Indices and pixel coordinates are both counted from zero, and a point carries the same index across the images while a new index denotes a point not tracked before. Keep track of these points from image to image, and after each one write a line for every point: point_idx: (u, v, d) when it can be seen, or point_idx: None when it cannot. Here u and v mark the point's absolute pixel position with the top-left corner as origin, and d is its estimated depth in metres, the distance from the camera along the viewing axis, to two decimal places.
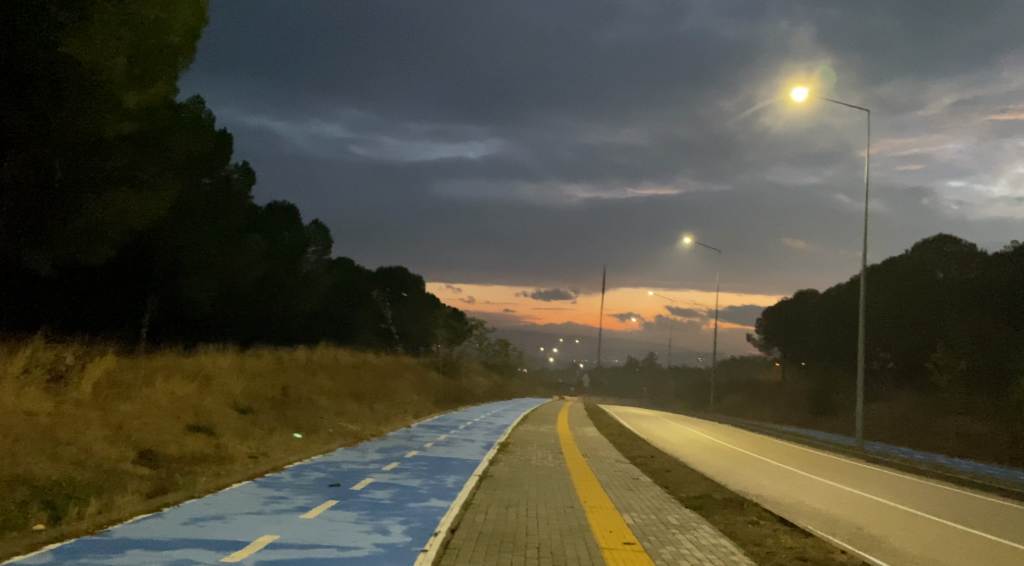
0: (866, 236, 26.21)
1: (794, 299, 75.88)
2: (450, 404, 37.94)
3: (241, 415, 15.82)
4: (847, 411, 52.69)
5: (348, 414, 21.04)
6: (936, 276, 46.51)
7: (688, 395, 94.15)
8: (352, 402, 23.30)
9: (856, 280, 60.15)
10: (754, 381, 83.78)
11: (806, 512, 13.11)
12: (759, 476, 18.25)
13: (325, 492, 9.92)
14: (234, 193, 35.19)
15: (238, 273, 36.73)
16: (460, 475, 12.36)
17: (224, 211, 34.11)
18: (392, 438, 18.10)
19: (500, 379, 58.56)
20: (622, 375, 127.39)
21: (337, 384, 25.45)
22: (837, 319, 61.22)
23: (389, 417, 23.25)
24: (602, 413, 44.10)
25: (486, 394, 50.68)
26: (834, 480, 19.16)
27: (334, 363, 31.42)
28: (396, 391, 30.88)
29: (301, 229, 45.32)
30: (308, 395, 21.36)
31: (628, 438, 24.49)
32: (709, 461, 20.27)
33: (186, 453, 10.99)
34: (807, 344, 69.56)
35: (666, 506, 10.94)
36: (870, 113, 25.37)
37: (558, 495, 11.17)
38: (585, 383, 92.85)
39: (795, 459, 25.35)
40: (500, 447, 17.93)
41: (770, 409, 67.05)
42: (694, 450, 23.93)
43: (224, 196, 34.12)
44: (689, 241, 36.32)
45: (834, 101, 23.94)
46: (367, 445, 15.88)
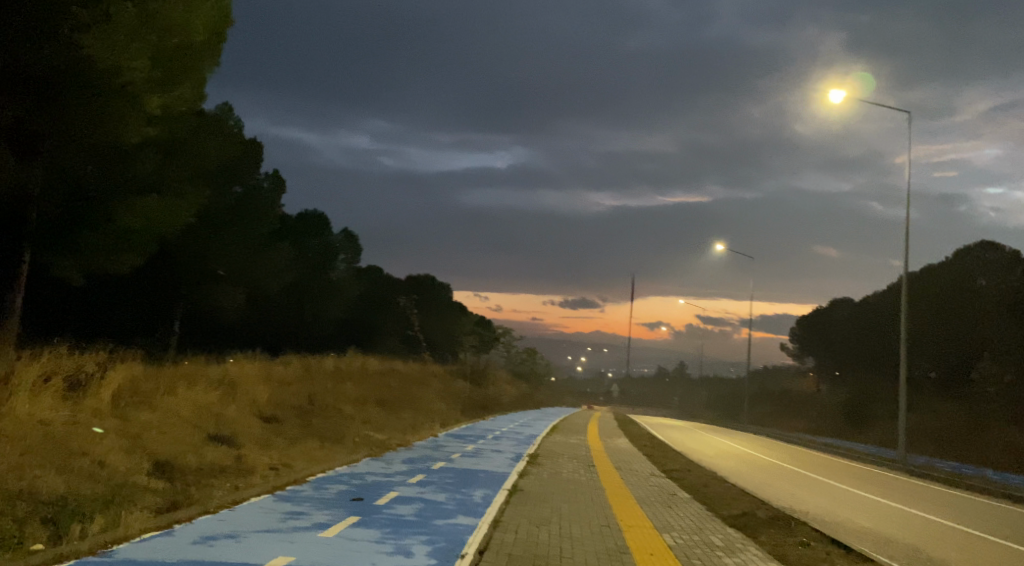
0: (907, 242, 25.41)
1: (827, 307, 74.47)
2: (478, 413, 37.46)
3: (265, 424, 15.41)
4: (884, 422, 51.41)
5: (374, 422, 20.58)
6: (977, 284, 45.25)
7: (718, 405, 92.75)
8: (379, 411, 22.86)
9: (892, 288, 58.87)
10: (786, 391, 82.31)
11: (854, 531, 12.46)
12: (799, 490, 17.52)
13: (347, 506, 9.47)
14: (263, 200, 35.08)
15: (266, 280, 36.57)
16: (488, 489, 11.84)
17: (252, 218, 33.97)
18: (419, 448, 17.61)
19: (528, 388, 57.96)
20: (651, 384, 126.10)
21: (363, 392, 25.02)
22: (873, 328, 59.94)
23: (416, 426, 22.75)
24: (633, 423, 43.39)
25: (515, 402, 50.14)
26: (877, 495, 18.41)
27: (362, 371, 31.09)
28: (424, 400, 30.46)
29: (329, 236, 45.13)
30: (334, 403, 20.96)
31: (661, 450, 23.82)
32: (746, 474, 19.56)
33: (205, 464, 10.58)
34: (841, 353, 68.20)
35: (707, 524, 10.36)
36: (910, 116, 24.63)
37: (592, 513, 10.61)
38: (614, 393, 91.81)
39: (833, 472, 24.54)
40: (529, 459, 17.37)
41: (803, 419, 65.71)
42: (729, 463, 23.20)
43: (253, 203, 34.01)
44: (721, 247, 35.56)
45: (873, 103, 23.26)
46: (393, 456, 15.39)
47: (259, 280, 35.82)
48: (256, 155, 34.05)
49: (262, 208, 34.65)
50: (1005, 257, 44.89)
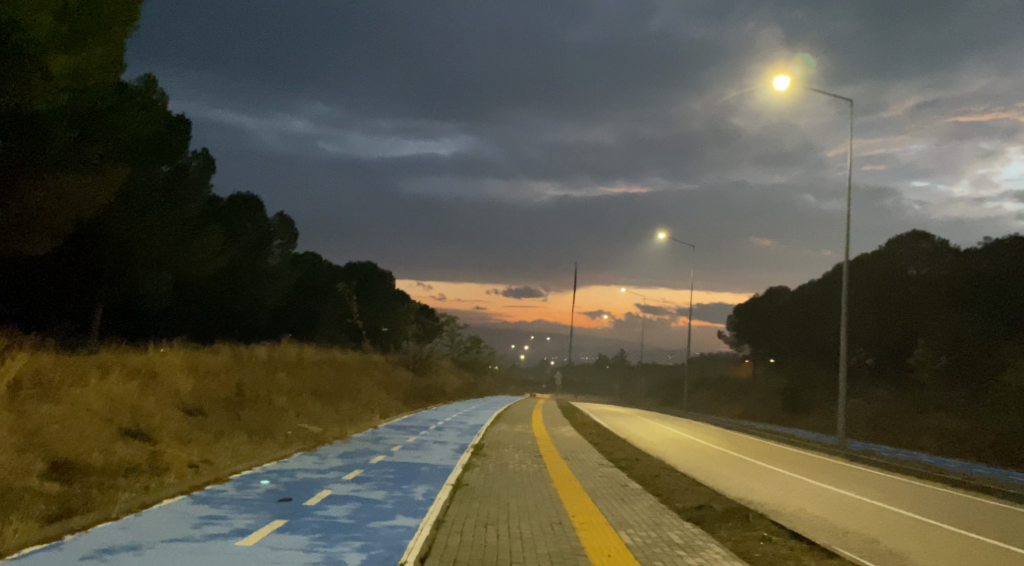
0: (848, 228, 25.33)
1: (765, 296, 75.38)
2: (419, 402, 36.53)
3: (188, 418, 14.30)
4: (821, 408, 52.11)
5: (309, 415, 19.53)
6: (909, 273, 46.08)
7: (659, 393, 93.38)
8: (315, 403, 21.78)
9: (827, 276, 59.72)
10: (725, 378, 83.17)
11: (811, 523, 11.98)
12: (749, 479, 17.11)
13: (273, 508, 8.53)
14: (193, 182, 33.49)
15: (197, 266, 34.98)
16: (430, 485, 10.98)
17: (181, 200, 32.36)
18: (357, 442, 16.63)
19: (471, 376, 57.15)
20: (592, 372, 126.54)
21: (299, 383, 23.88)
22: (809, 315, 60.77)
23: (355, 418, 21.73)
24: (576, 411, 42.98)
25: (457, 391, 49.30)
26: (826, 482, 18.13)
27: (298, 361, 29.86)
28: (362, 390, 29.40)
29: (264, 220, 43.50)
30: (267, 394, 19.85)
31: (607, 438, 23.29)
32: (694, 463, 19.09)
33: (114, 462, 9.54)
34: (778, 340, 69.11)
35: (664, 520, 9.69)
36: (851, 100, 24.59)
37: (543, 509, 9.87)
38: (556, 381, 91.65)
39: (778, 459, 24.36)
40: (474, 450, 16.56)
41: (742, 406, 66.36)
42: (675, 451, 22.77)
43: (181, 184, 32.38)
44: (663, 235, 35.44)
45: (817, 89, 23.21)
46: (328, 450, 14.41)
47: (189, 266, 34.21)
48: (183, 133, 32.42)
49: (191, 189, 33.03)
50: (936, 246, 45.79)
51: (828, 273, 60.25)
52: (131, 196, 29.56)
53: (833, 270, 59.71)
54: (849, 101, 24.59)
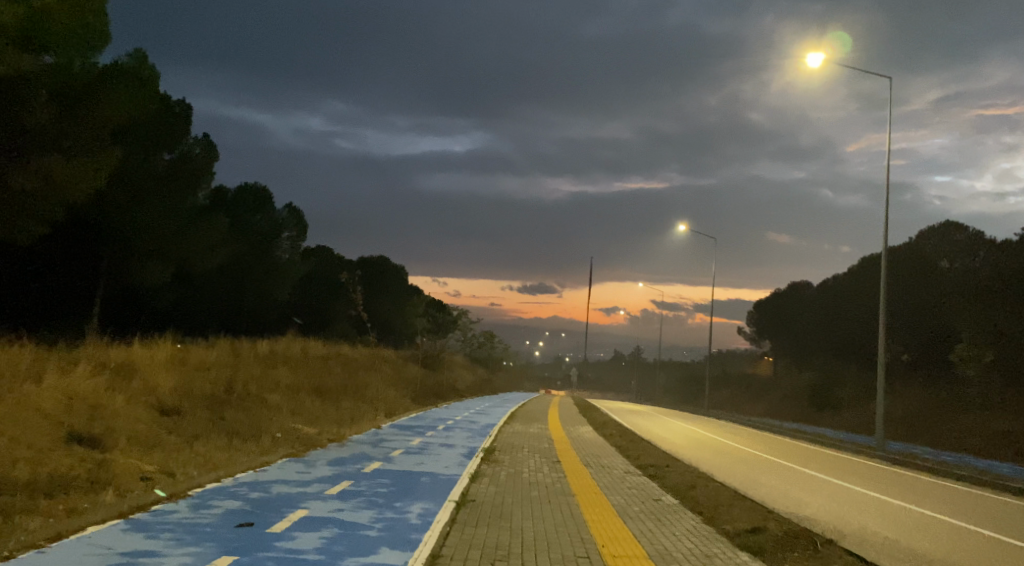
0: (886, 214, 23.47)
1: (787, 290, 73.26)
2: (430, 399, 34.88)
3: (161, 419, 12.63)
4: (850, 406, 50.05)
5: (306, 414, 17.83)
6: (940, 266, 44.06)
7: (677, 390, 91.26)
8: (314, 401, 20.10)
9: (853, 270, 57.55)
10: (745, 375, 81.06)
11: (882, 552, 10.08)
12: (793, 489, 15.24)
13: (225, 538, 6.79)
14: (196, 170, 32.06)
15: (199, 258, 33.48)
16: (429, 502, 9.22)
17: (178, 188, 30.80)
18: (354, 445, 14.85)
19: (485, 373, 55.43)
20: (608, 369, 124.66)
21: (298, 379, 22.17)
22: (833, 311, 58.62)
23: (357, 417, 20.01)
24: (594, 409, 41.19)
25: (471, 388, 47.59)
26: (878, 492, 16.22)
27: (301, 356, 28.22)
28: (370, 387, 27.74)
29: (272, 210, 41.83)
30: (260, 391, 18.18)
31: (630, 441, 21.49)
32: (728, 468, 17.24)
33: (42, 476, 7.95)
34: (800, 336, 67.06)
35: (716, 551, 7.87)
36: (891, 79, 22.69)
37: (565, 536, 8.07)
38: (572, 378, 89.72)
39: (816, 462, 22.46)
40: (485, 456, 14.77)
41: (765, 404, 64.26)
42: (704, 454, 20.90)
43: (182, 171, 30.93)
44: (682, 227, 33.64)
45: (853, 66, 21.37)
46: (316, 456, 12.61)
47: (189, 257, 32.70)
48: (179, 115, 30.75)
49: (192, 176, 31.52)
50: (969, 237, 43.71)
51: (853, 267, 58.16)
52: (121, 181, 28.10)
53: (858, 264, 57.64)
54: (889, 80, 22.70)
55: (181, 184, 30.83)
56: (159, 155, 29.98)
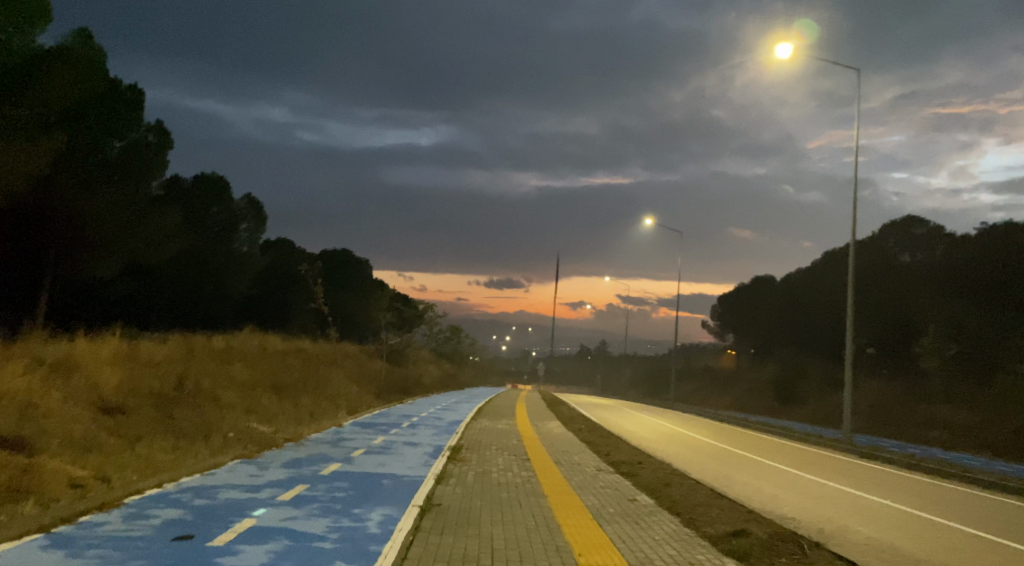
0: (854, 206, 23.23)
1: (750, 284, 73.50)
2: (394, 394, 34.10)
3: (101, 418, 11.80)
4: (815, 399, 50.26)
5: (261, 412, 17.02)
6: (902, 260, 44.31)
7: (642, 383, 91.27)
8: (272, 398, 19.27)
9: (816, 264, 57.79)
10: (710, 368, 81.32)
11: (867, 552, 9.64)
12: (768, 485, 14.82)
13: (158, 554, 6.09)
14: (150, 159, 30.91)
15: (153, 250, 32.32)
16: (390, 508, 8.55)
17: (130, 177, 29.61)
18: (312, 444, 14.09)
19: (450, 367, 54.73)
20: (574, 363, 124.60)
21: (254, 375, 21.28)
22: (797, 304, 58.83)
23: (316, 414, 19.21)
24: (561, 403, 40.73)
25: (436, 382, 46.87)
26: (852, 487, 15.88)
27: (260, 351, 27.29)
28: (332, 382, 26.91)
29: (230, 202, 40.64)
30: (214, 388, 17.33)
31: (599, 436, 20.99)
32: (700, 464, 16.82)
33: None
34: (764, 329, 67.33)
35: (699, 557, 7.31)
36: (859, 69, 22.42)
37: (537, 544, 7.45)
38: (539, 373, 89.39)
39: (786, 456, 22.16)
40: (451, 454, 14.10)
41: (730, 397, 64.41)
42: (674, 449, 20.45)
43: (135, 159, 29.76)
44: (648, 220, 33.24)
45: (823, 56, 21.03)
46: (269, 457, 11.85)
47: (142, 249, 31.50)
48: (129, 100, 29.51)
49: (146, 165, 30.37)
50: (930, 231, 43.96)
51: (817, 260, 58.44)
52: (68, 167, 26.92)
53: (821, 258, 57.92)
54: (857, 70, 22.43)
55: (132, 173, 29.62)
56: (110, 143, 28.75)
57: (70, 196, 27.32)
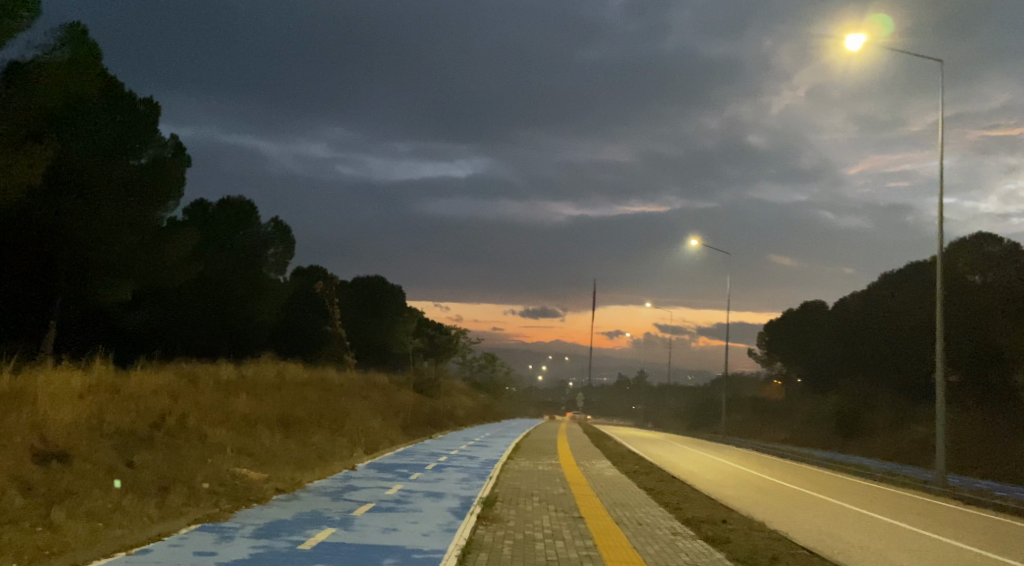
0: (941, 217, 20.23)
1: (800, 311, 69.59)
2: (425, 429, 31.20)
3: (31, 467, 9.14)
4: (879, 433, 46.40)
5: (256, 455, 14.12)
6: (969, 282, 40.72)
7: (687, 414, 87.14)
8: (275, 436, 16.38)
9: (872, 288, 54.15)
10: (757, 398, 77.33)
11: None
12: (887, 553, 11.69)
13: None
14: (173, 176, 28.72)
15: (169, 273, 30.00)
16: None
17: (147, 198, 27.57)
18: (308, 498, 11.20)
19: (486, 398, 51.76)
20: (613, 393, 120.74)
21: (260, 409, 18.45)
22: (853, 332, 55.11)
23: (327, 456, 16.32)
24: (606, 438, 37.57)
25: (472, 415, 44.02)
26: (995, 552, 12.56)
27: (274, 382, 24.52)
28: (353, 416, 24.02)
29: (256, 226, 38.44)
30: (204, 424, 14.57)
31: (659, 480, 17.93)
32: (795, 525, 13.56)
33: None
34: (816, 358, 63.45)
35: None
36: (941, 58, 19.62)
37: None
38: (578, 404, 85.87)
39: (879, 505, 18.82)
40: (484, 511, 11.14)
41: (785, 430, 60.44)
42: (749, 496, 17.21)
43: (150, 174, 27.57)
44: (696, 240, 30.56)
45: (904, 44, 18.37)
46: (236, 521, 8.92)
47: (156, 274, 29.22)
48: (142, 113, 27.31)
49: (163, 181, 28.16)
50: (1003, 249, 40.33)
51: (874, 284, 54.70)
52: (75, 183, 24.88)
53: (878, 281, 54.15)
54: (938, 59, 19.65)
55: (149, 192, 27.39)
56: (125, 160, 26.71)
57: (72, 215, 25.14)
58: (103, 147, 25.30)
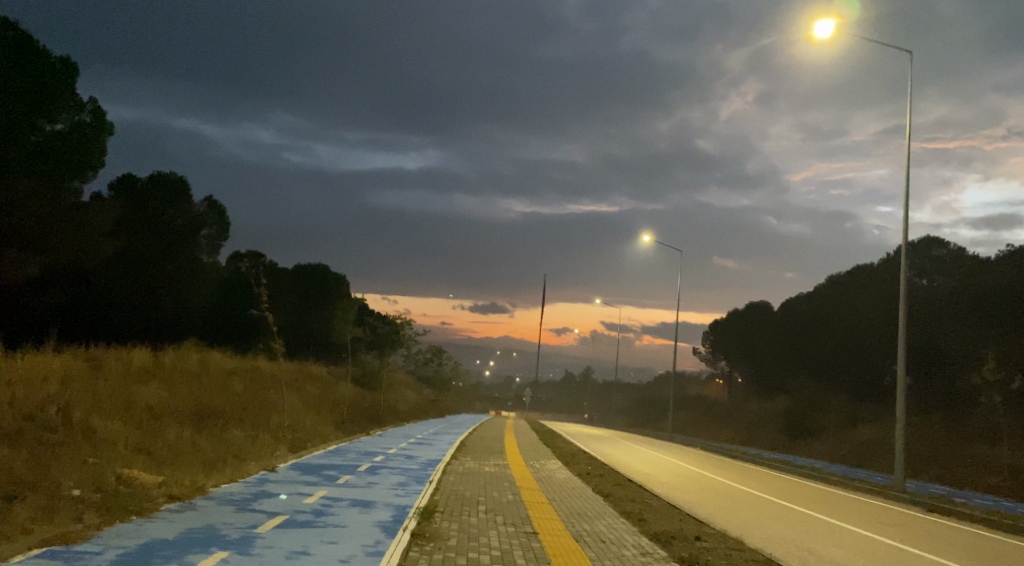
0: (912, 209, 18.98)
1: (746, 310, 69.07)
2: (363, 424, 29.14)
3: None
4: (827, 435, 45.90)
5: (155, 454, 12.10)
6: (915, 283, 39.90)
7: (632, 411, 86.46)
8: (184, 431, 14.32)
9: (820, 289, 53.67)
10: (702, 396, 76.80)
11: None
12: None
13: None
14: (94, 146, 25.92)
15: (86, 251, 27.39)
16: None
17: (60, 169, 24.92)
18: (206, 509, 9.27)
19: (430, 392, 49.87)
20: (559, 390, 119.75)
21: (171, 400, 16.32)
22: (800, 332, 54.63)
23: (244, 455, 14.32)
24: (553, 435, 36.02)
25: (414, 410, 42.09)
26: None
27: (196, 371, 22.29)
28: (282, 409, 21.94)
29: (190, 206, 35.84)
30: (95, 417, 12.49)
31: (616, 484, 16.36)
32: (771, 543, 11.99)
33: None
34: (762, 357, 62.98)
35: None
36: (911, 42, 18.35)
37: None
38: (524, 399, 84.32)
39: (846, 513, 17.56)
40: (421, 526, 9.32)
41: (731, 429, 59.78)
42: (712, 504, 15.66)
43: (64, 142, 24.91)
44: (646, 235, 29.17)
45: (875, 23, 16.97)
46: (92, 546, 6.99)
47: (69, 252, 26.61)
48: (60, 73, 24.50)
49: (82, 151, 25.45)
50: (950, 252, 39.62)
51: (821, 285, 54.22)
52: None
53: (826, 282, 53.67)
54: (908, 42, 18.37)
55: (59, 161, 24.81)
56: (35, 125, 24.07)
57: None
58: (11, 113, 22.70)
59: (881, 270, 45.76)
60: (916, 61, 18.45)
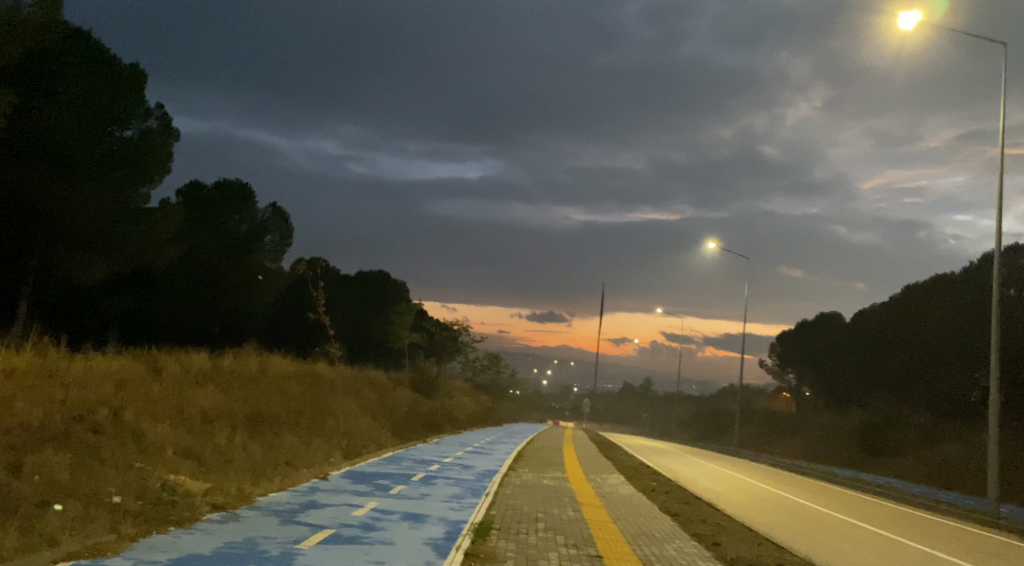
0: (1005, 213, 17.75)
1: (816, 321, 66.80)
2: (421, 432, 28.69)
3: None
4: (903, 454, 43.86)
5: (205, 460, 11.69)
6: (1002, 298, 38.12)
7: (695, 423, 84.60)
8: (236, 436, 13.95)
9: (895, 300, 51.57)
10: (768, 410, 74.60)
11: None
12: None
13: None
14: (162, 151, 26.01)
15: (153, 255, 27.59)
16: None
17: (132, 174, 24.97)
18: (251, 520, 8.77)
19: (489, 401, 49.35)
20: (619, 401, 118.17)
21: (225, 404, 16.01)
22: (874, 346, 52.51)
23: (296, 462, 13.87)
24: (615, 447, 35.08)
25: (473, 418, 41.60)
26: None
27: (254, 375, 22.10)
28: (338, 415, 21.58)
29: (255, 212, 35.97)
30: (145, 420, 12.17)
31: (683, 502, 15.47)
32: None
33: None
34: (832, 371, 60.80)
35: None
36: (1004, 35, 17.14)
37: None
38: (584, 409, 83.21)
39: (933, 538, 16.36)
40: (474, 546, 8.65)
41: (800, 445, 57.74)
42: (789, 527, 14.62)
43: (135, 148, 24.97)
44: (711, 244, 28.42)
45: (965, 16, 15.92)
46: (120, 560, 6.51)
47: (138, 256, 26.68)
48: (127, 82, 24.67)
49: (151, 157, 25.50)
50: None
51: (897, 296, 51.92)
52: (53, 157, 22.39)
53: (901, 293, 51.38)
54: (1001, 36, 17.15)
55: (131, 169, 24.85)
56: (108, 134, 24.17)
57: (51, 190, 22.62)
58: (83, 120, 22.80)
59: (962, 280, 43.47)
60: (1010, 55, 17.21)
